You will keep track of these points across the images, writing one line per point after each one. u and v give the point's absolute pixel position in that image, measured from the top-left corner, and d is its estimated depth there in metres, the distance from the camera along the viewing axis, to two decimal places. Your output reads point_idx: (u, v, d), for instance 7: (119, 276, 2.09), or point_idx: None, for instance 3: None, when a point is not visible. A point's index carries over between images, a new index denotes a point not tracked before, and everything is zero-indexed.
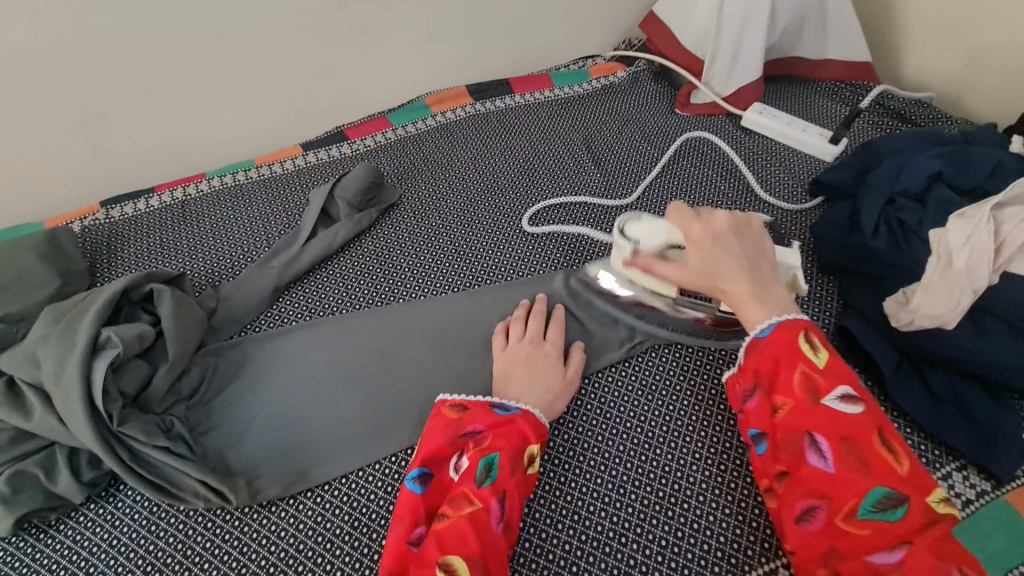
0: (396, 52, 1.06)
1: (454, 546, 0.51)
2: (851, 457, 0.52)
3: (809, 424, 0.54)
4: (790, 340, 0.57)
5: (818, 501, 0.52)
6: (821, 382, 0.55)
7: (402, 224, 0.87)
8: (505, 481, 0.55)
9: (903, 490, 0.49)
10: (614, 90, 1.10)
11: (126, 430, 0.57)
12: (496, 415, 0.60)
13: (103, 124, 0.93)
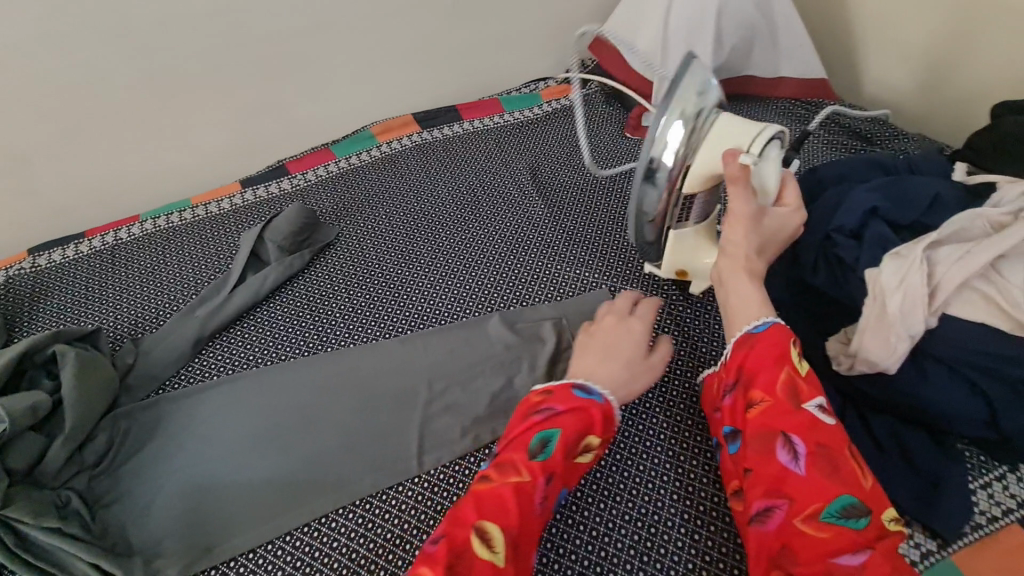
0: (339, 83, 1.03)
1: (494, 515, 0.48)
2: (827, 464, 0.47)
3: (784, 424, 0.49)
4: (777, 343, 0.52)
5: (778, 501, 0.48)
6: (803, 386, 0.49)
7: (337, 266, 0.84)
8: (557, 462, 0.52)
9: (869, 502, 0.46)
10: (566, 115, 1.08)
11: (10, 514, 0.53)
12: (577, 398, 0.55)
13: (31, 170, 0.90)
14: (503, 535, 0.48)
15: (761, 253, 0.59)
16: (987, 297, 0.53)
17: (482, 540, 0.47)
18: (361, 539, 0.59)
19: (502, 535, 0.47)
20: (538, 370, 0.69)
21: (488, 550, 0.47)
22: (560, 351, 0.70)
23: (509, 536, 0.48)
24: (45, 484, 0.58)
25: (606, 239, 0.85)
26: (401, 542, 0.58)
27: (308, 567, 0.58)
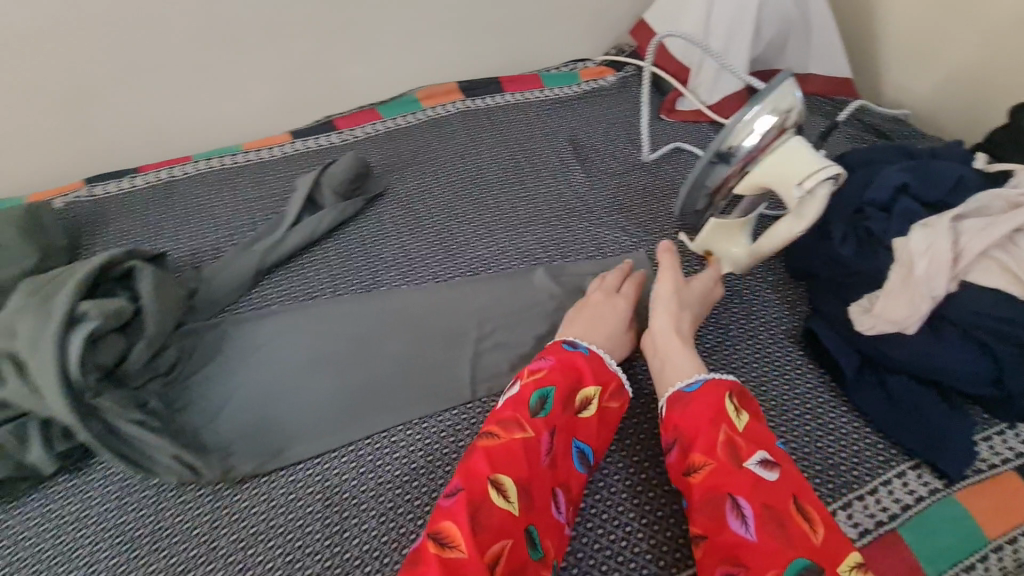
0: (390, 46, 1.07)
1: (504, 466, 0.53)
2: (773, 527, 0.48)
3: (728, 485, 0.51)
4: (716, 401, 0.56)
5: (735, 569, 0.48)
6: (742, 446, 0.53)
7: (387, 215, 0.88)
8: (555, 417, 0.57)
9: (820, 561, 0.46)
10: (604, 94, 1.13)
11: (103, 402, 0.58)
12: (564, 352, 0.62)
13: (91, 104, 0.92)
14: (516, 490, 0.52)
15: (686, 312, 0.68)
16: (1006, 267, 0.59)
17: (496, 491, 0.52)
18: (418, 453, 0.62)
19: (515, 486, 0.52)
20: None
21: (501, 500, 0.51)
22: None
23: (523, 491, 0.52)
24: (127, 383, 0.62)
25: (643, 208, 0.89)
26: (456, 457, 0.62)
27: (372, 473, 0.61)
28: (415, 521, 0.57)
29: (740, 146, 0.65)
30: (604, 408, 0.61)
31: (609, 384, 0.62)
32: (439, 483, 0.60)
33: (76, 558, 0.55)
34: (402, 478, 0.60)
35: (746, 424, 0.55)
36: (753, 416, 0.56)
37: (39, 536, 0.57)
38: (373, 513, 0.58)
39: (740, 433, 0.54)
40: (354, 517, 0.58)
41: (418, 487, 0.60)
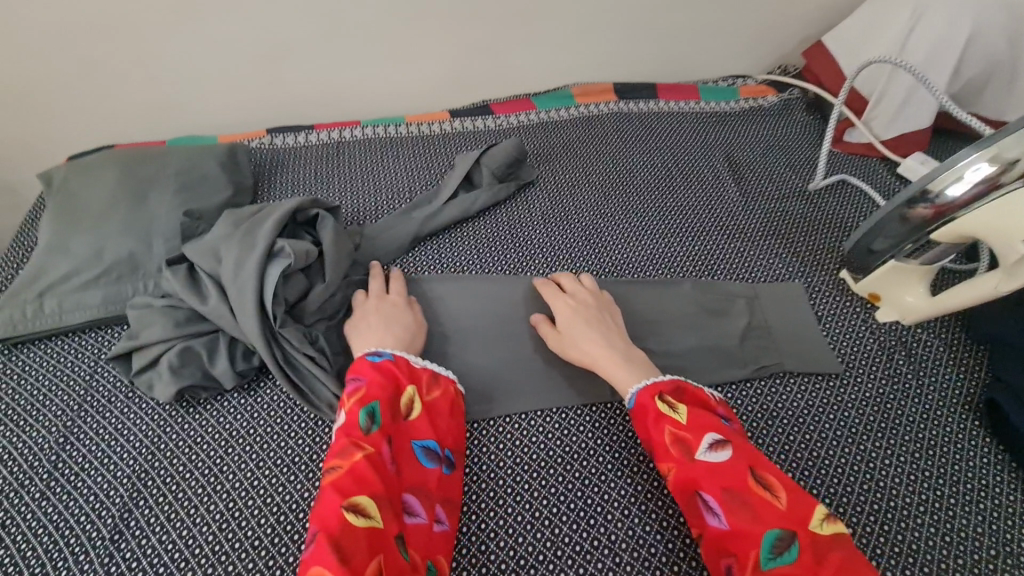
0: (554, 40, 1.09)
1: (354, 493, 0.50)
2: (737, 506, 0.50)
3: (693, 482, 0.52)
4: (652, 404, 0.58)
5: (728, 560, 0.49)
6: (688, 438, 0.54)
7: (536, 204, 0.89)
8: (386, 428, 0.56)
9: (791, 528, 0.48)
10: (764, 114, 1.08)
11: (285, 333, 0.63)
12: (367, 361, 0.60)
13: (286, 60, 1.01)
14: (372, 504, 0.50)
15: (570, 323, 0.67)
16: None
17: (353, 514, 0.48)
18: (555, 442, 0.63)
19: (371, 502, 0.50)
20: (731, 341, 0.71)
21: (365, 520, 0.48)
22: (752, 327, 0.73)
23: (380, 506, 0.50)
24: (303, 319, 0.68)
25: (802, 236, 0.84)
26: (591, 454, 0.62)
27: (508, 452, 0.62)
28: (551, 508, 0.58)
29: (943, 193, 0.63)
30: (428, 402, 0.61)
31: (420, 379, 0.62)
32: (575, 476, 0.61)
33: (246, 471, 0.60)
34: (539, 463, 0.62)
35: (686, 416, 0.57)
36: (694, 406, 0.58)
37: (209, 442, 0.62)
38: (509, 491, 0.60)
39: (682, 426, 0.56)
40: (492, 491, 0.59)
41: (554, 474, 0.61)
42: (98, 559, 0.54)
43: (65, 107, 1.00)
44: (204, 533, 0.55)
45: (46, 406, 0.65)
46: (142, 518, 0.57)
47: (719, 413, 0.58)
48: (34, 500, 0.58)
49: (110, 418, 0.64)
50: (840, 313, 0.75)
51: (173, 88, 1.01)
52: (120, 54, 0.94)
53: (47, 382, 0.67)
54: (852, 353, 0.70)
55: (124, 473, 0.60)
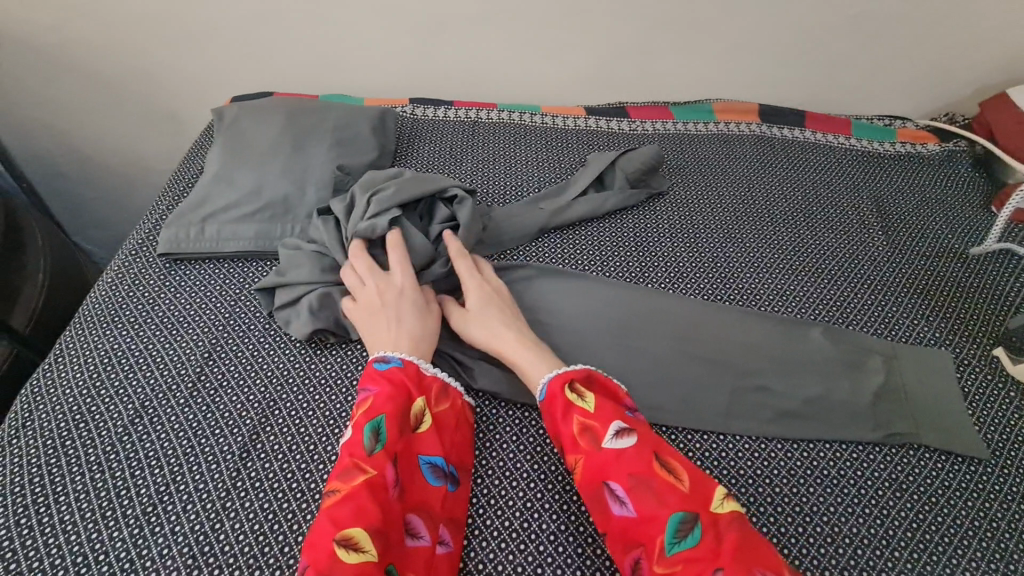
0: (705, 51, 1.06)
1: (348, 521, 0.48)
2: (642, 493, 0.50)
3: (601, 475, 0.53)
4: (559, 391, 0.58)
5: (637, 551, 0.49)
6: (595, 427, 0.55)
7: (665, 215, 0.87)
8: (391, 444, 0.54)
9: (691, 510, 0.49)
10: (922, 162, 1.00)
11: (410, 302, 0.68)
12: (375, 368, 0.60)
13: (440, 35, 1.04)
14: (368, 536, 0.48)
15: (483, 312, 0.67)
16: None
17: (345, 548, 0.46)
18: None
19: (366, 534, 0.48)
20: (860, 398, 0.66)
21: (354, 555, 0.46)
22: (886, 387, 0.68)
23: (376, 537, 0.48)
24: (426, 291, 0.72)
25: (954, 302, 0.78)
26: None
27: None
28: None
29: None
30: (436, 414, 0.59)
31: (431, 391, 0.60)
32: None
33: None
34: None
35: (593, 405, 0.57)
36: (600, 395, 0.58)
37: (333, 386, 0.65)
38: None
39: (590, 414, 0.56)
40: None
41: None
42: (227, 470, 0.59)
43: (237, 51, 1.08)
44: (320, 470, 0.59)
45: (196, 321, 0.71)
46: (267, 442, 0.61)
47: (626, 404, 0.59)
48: (178, 404, 0.64)
49: (248, 344, 0.69)
50: (990, 394, 0.68)
51: (332, 46, 1.07)
52: (295, 10, 1.00)
53: (199, 299, 0.73)
54: (1001, 440, 0.64)
55: (254, 397, 0.64)
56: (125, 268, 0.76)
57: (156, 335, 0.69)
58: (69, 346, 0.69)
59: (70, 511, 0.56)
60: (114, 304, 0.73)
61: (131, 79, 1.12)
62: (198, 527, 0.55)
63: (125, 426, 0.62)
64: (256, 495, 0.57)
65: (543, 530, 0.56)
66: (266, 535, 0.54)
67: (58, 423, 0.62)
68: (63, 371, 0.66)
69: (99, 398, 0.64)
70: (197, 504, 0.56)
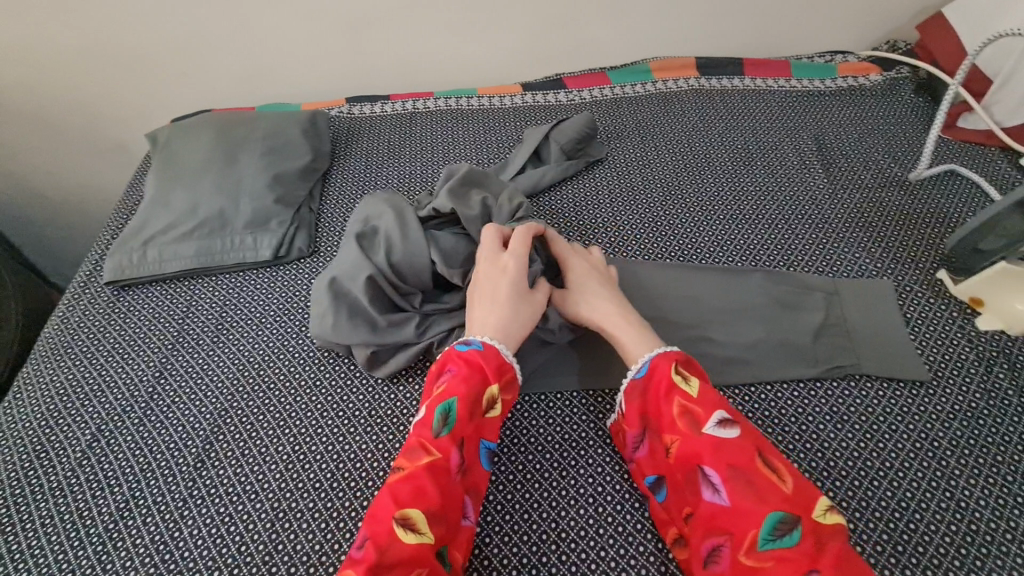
0: (636, 10, 1.04)
1: (412, 501, 0.49)
2: (741, 485, 0.48)
3: (695, 456, 0.51)
4: (667, 373, 0.56)
5: (721, 539, 0.48)
6: (697, 411, 0.53)
7: (605, 181, 0.87)
8: (461, 430, 0.54)
9: (794, 511, 0.46)
10: (863, 93, 0.99)
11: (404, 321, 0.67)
12: (458, 351, 0.59)
13: (367, 30, 1.03)
14: (427, 517, 0.49)
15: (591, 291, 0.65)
16: None
17: (403, 527, 0.48)
18: (607, 421, 0.62)
19: (425, 516, 0.49)
20: (802, 338, 0.67)
21: (413, 536, 0.48)
22: (828, 324, 0.68)
23: (435, 520, 0.49)
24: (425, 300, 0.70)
25: (896, 231, 0.77)
26: None
27: (558, 427, 0.62)
28: (596, 486, 0.58)
29: None
30: (507, 405, 0.59)
31: (506, 376, 0.59)
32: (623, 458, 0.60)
33: (312, 417, 0.65)
34: (586, 441, 0.61)
35: (697, 389, 0.54)
36: (702, 378, 0.56)
37: (282, 389, 0.67)
38: (555, 464, 0.60)
39: (693, 398, 0.54)
40: (539, 462, 0.60)
41: (602, 454, 0.60)
42: (183, 482, 0.61)
43: (171, 73, 1.08)
44: (272, 470, 0.61)
45: (146, 343, 0.73)
46: (221, 450, 0.63)
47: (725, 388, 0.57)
48: (134, 424, 0.66)
49: (198, 357, 0.71)
50: (932, 317, 0.68)
51: (263, 56, 1.07)
52: (220, 24, 1.00)
53: (147, 321, 0.75)
54: (942, 361, 0.64)
55: (207, 409, 0.66)
56: (76, 300, 0.78)
57: (108, 361, 0.72)
58: (26, 381, 0.71)
59: (37, 537, 0.58)
60: (67, 335, 0.75)
61: (73, 114, 1.12)
62: (159, 537, 0.57)
63: (84, 451, 0.64)
64: (212, 501, 0.59)
65: (490, 502, 0.58)
66: (223, 537, 0.57)
67: (21, 455, 0.64)
68: (22, 405, 0.69)
69: (56, 426, 0.66)
70: (156, 516, 0.59)
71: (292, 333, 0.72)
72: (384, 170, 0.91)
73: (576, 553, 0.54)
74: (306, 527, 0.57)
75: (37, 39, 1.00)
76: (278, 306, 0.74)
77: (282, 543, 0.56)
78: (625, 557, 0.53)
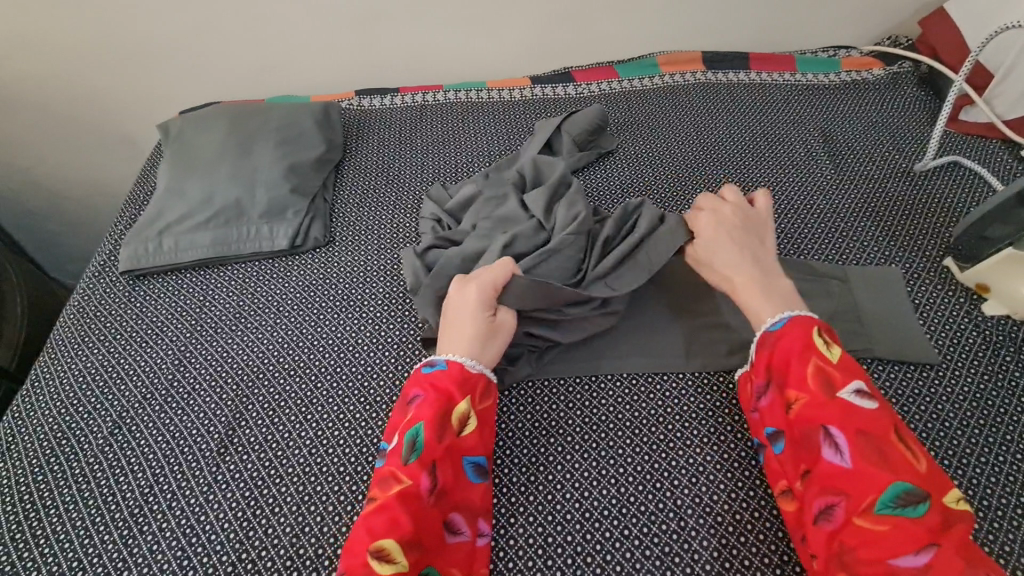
0: (644, 6, 1.05)
1: (386, 531, 0.50)
2: (870, 452, 0.49)
3: (823, 417, 0.52)
4: (805, 336, 0.56)
5: (836, 498, 0.49)
6: (835, 376, 0.53)
7: (617, 172, 0.88)
8: (431, 453, 0.54)
9: (925, 487, 0.47)
10: (866, 87, 1.01)
11: None
12: (423, 376, 0.60)
13: (377, 23, 1.04)
14: (400, 547, 0.49)
15: (741, 245, 0.65)
16: None
17: (378, 558, 0.48)
18: (626, 405, 0.63)
19: (398, 546, 0.49)
20: (815, 324, 0.68)
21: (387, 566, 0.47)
22: (839, 310, 0.70)
23: (409, 547, 0.49)
24: None
25: (903, 220, 0.79)
26: (660, 420, 0.62)
27: (577, 411, 0.63)
28: (618, 467, 0.59)
29: None
30: (481, 414, 0.58)
31: (476, 389, 0.59)
32: (644, 439, 0.61)
33: (333, 403, 0.65)
34: (606, 424, 0.62)
35: (835, 357, 0.55)
36: (843, 349, 0.56)
37: (302, 374, 0.68)
38: (576, 447, 0.61)
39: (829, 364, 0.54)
40: (560, 446, 0.61)
41: (623, 436, 0.61)
42: (207, 467, 0.61)
43: (179, 65, 1.07)
44: (296, 455, 0.62)
45: (165, 331, 0.73)
46: (244, 436, 0.63)
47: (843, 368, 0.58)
48: (156, 410, 0.66)
49: (217, 345, 0.71)
50: (940, 303, 0.70)
51: (273, 49, 1.07)
52: (231, 17, 1.00)
53: (164, 310, 0.75)
54: (951, 345, 0.66)
55: (228, 395, 0.67)
56: (90, 290, 0.78)
57: (126, 350, 0.72)
58: (44, 370, 0.71)
59: (62, 522, 0.59)
60: (82, 324, 0.75)
61: (80, 108, 1.12)
62: (184, 521, 0.58)
63: (106, 438, 0.64)
64: (237, 486, 0.60)
65: (514, 484, 0.59)
66: (249, 521, 0.57)
67: (41, 442, 0.64)
68: (39, 393, 0.69)
69: (76, 415, 0.66)
70: (181, 501, 0.59)
71: (311, 321, 0.73)
72: (397, 161, 0.91)
73: (598, 534, 0.55)
74: (332, 510, 0.57)
75: (42, 30, 0.99)
76: (295, 295, 0.75)
77: (309, 526, 0.57)
78: (648, 536, 0.54)
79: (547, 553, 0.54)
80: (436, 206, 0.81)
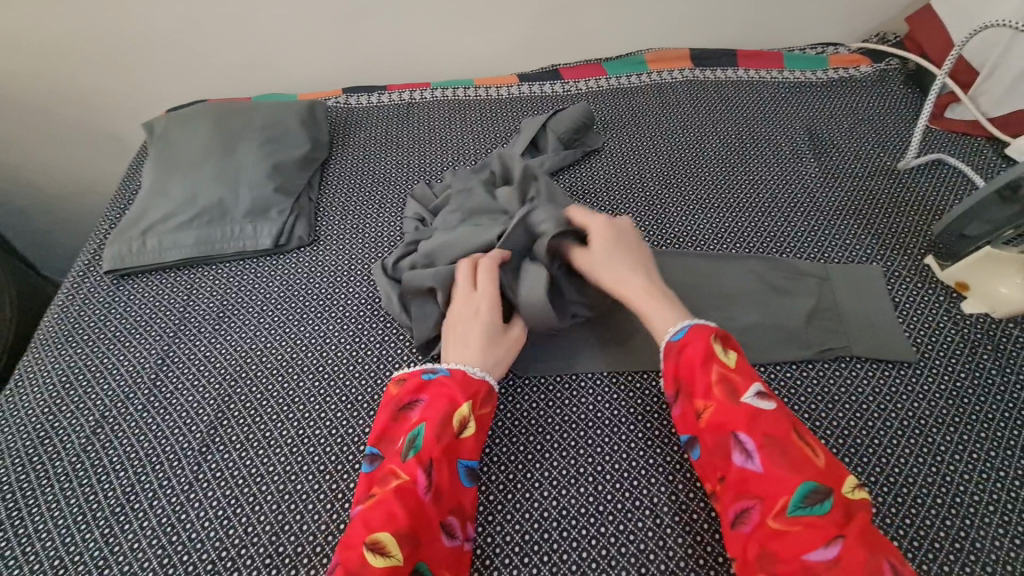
0: (632, 3, 1.05)
1: (382, 525, 0.50)
2: (775, 454, 0.50)
3: (731, 423, 0.52)
4: (704, 342, 0.56)
5: (751, 501, 0.50)
6: (737, 380, 0.54)
7: (602, 170, 0.89)
8: (430, 451, 0.54)
9: (827, 483, 0.48)
10: (854, 84, 1.00)
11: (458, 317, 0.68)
12: (425, 379, 0.60)
13: (364, 21, 1.04)
14: (396, 540, 0.49)
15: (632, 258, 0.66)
16: None
17: (374, 552, 0.48)
18: (606, 403, 0.64)
19: (394, 538, 0.49)
20: (794, 322, 0.68)
21: (382, 559, 0.48)
22: (819, 308, 0.70)
23: (405, 541, 0.49)
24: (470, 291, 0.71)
25: (886, 218, 0.79)
26: (639, 419, 0.62)
27: (556, 409, 0.64)
28: (596, 465, 0.59)
29: None
30: (480, 419, 0.58)
31: (478, 393, 0.59)
32: (623, 437, 0.61)
33: (314, 402, 0.65)
34: (586, 422, 0.62)
35: (733, 361, 0.56)
36: (739, 351, 0.57)
37: (284, 373, 0.68)
38: (555, 444, 0.61)
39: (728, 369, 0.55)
40: (539, 444, 0.61)
41: (601, 434, 0.61)
42: (188, 467, 0.62)
43: (166, 63, 1.07)
44: (277, 454, 0.62)
45: (148, 331, 0.73)
46: (226, 435, 0.64)
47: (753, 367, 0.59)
48: (138, 410, 0.66)
49: (201, 345, 0.71)
50: (920, 301, 0.70)
51: (261, 47, 1.06)
52: (218, 15, 1.00)
53: (149, 309, 0.75)
54: (929, 343, 0.66)
55: (210, 395, 0.67)
56: (75, 289, 0.79)
57: (109, 349, 0.72)
58: (28, 370, 0.71)
59: (44, 522, 0.59)
60: (67, 324, 0.75)
61: (67, 105, 1.12)
62: (164, 519, 0.58)
63: (88, 437, 0.65)
64: (217, 485, 0.60)
65: (493, 483, 0.59)
66: (229, 519, 0.58)
67: (25, 442, 0.65)
68: (23, 393, 0.69)
69: (59, 415, 0.67)
70: (162, 500, 0.60)
71: (294, 320, 0.73)
72: (382, 160, 0.91)
73: (575, 532, 0.55)
74: (312, 508, 0.58)
75: (28, 29, 0.99)
76: (279, 294, 0.75)
77: (288, 524, 0.57)
78: (624, 534, 0.55)
79: (525, 551, 0.54)
80: (419, 205, 0.81)
